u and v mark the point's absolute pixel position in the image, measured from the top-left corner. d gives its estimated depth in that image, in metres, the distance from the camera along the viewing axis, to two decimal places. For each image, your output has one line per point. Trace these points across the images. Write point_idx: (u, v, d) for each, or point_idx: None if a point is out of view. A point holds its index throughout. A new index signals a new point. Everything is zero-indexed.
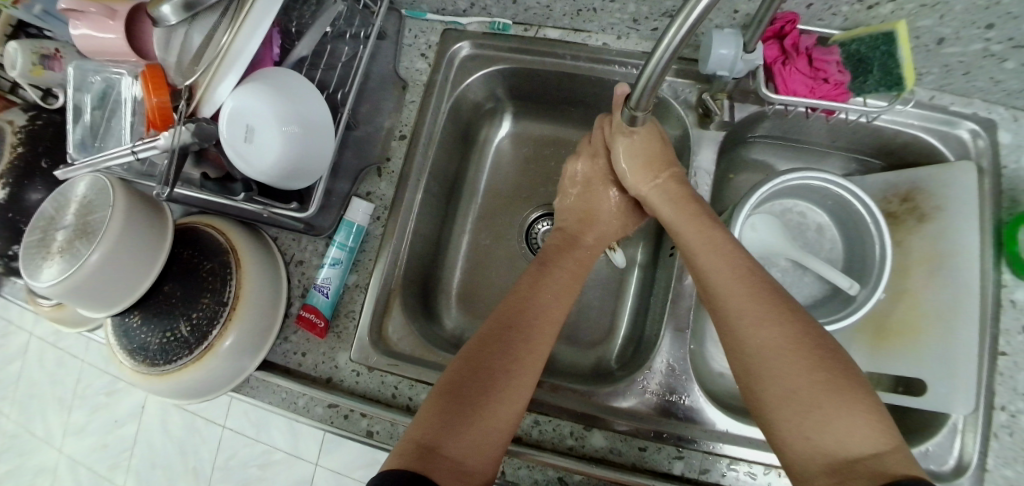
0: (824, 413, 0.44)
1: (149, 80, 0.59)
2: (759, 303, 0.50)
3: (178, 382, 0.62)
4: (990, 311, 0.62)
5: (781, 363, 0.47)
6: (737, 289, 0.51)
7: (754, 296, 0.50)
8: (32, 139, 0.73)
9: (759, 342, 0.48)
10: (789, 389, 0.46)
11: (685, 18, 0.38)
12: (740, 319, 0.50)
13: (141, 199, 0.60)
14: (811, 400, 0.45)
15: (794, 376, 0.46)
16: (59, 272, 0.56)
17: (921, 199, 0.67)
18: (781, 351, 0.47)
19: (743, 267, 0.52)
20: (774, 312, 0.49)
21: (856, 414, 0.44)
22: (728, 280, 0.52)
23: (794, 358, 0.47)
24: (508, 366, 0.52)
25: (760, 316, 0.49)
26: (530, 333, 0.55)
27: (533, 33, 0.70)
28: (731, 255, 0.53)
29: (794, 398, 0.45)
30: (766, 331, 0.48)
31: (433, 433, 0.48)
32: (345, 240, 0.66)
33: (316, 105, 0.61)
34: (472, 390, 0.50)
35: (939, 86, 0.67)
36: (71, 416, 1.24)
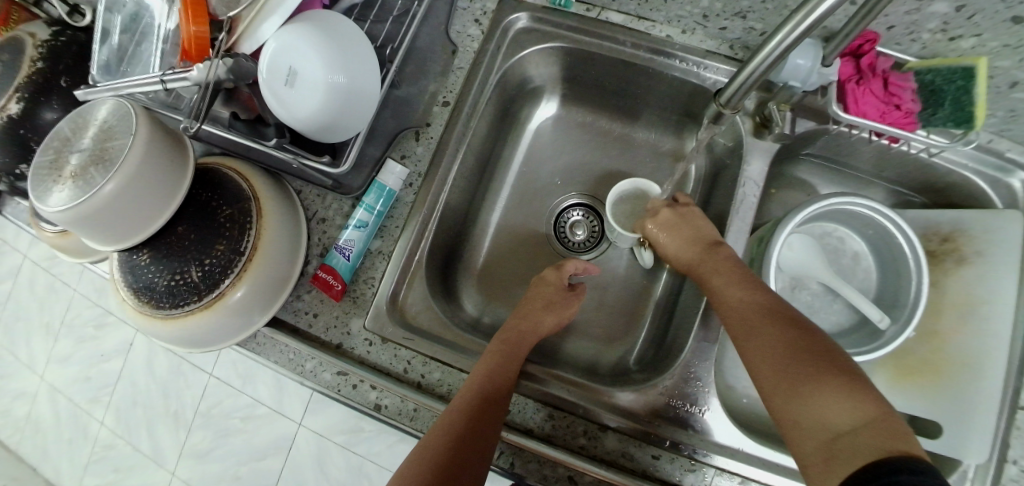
0: (809, 393, 0.45)
1: (189, 6, 0.55)
2: (745, 303, 0.53)
3: (182, 328, 0.59)
4: (1015, 364, 0.61)
5: (774, 359, 0.48)
6: (735, 300, 0.53)
7: (754, 306, 0.52)
8: (52, 56, 0.68)
9: (753, 339, 0.50)
10: (780, 379, 0.47)
11: (801, 19, 0.37)
12: (736, 325, 0.52)
13: (164, 132, 0.56)
14: (798, 385, 0.46)
15: (782, 365, 0.48)
16: (69, 198, 0.52)
17: (962, 241, 0.66)
18: (775, 345, 0.49)
19: (741, 281, 0.54)
20: (760, 313, 0.51)
21: (835, 390, 0.44)
22: (727, 294, 0.54)
23: (784, 350, 0.48)
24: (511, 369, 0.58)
25: (750, 317, 0.51)
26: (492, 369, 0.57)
27: (595, 14, 0.67)
28: (732, 271, 0.56)
29: (784, 386, 0.47)
30: (756, 331, 0.51)
31: (451, 424, 0.53)
32: (374, 202, 0.64)
33: (367, 58, 0.58)
34: (484, 385, 0.55)
35: (1001, 131, 0.64)
36: (55, 345, 1.21)
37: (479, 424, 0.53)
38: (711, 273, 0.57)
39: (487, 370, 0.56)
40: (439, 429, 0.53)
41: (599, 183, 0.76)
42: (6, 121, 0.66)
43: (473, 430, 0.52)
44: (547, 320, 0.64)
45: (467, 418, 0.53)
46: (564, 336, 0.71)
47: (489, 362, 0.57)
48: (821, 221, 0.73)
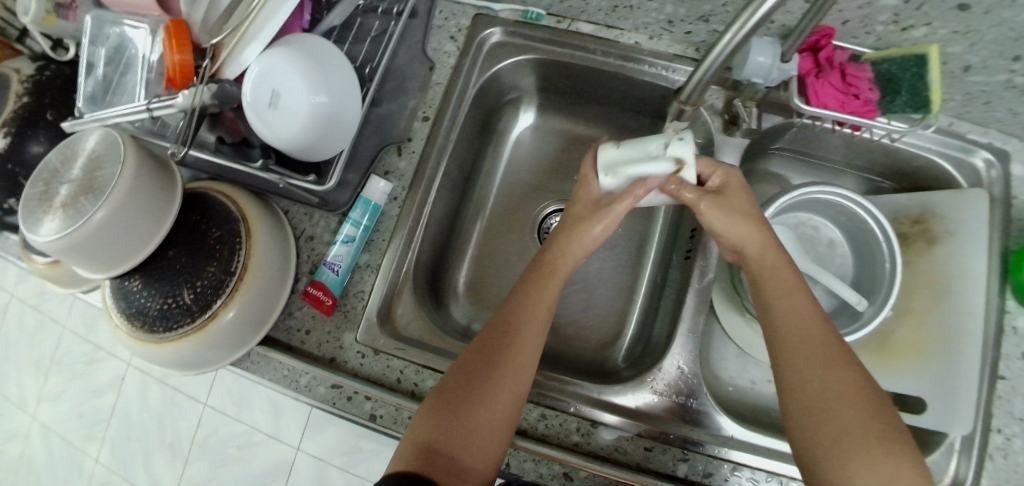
0: (872, 459, 0.45)
1: (172, 36, 0.57)
2: (820, 346, 0.51)
3: (176, 351, 0.60)
4: (990, 337, 0.63)
5: (838, 409, 0.48)
6: (806, 328, 0.52)
7: (823, 350, 0.51)
8: (38, 89, 0.70)
9: (818, 385, 0.49)
10: (841, 433, 0.47)
11: (743, 22, 0.39)
12: (800, 353, 0.51)
13: (151, 158, 0.58)
14: (860, 444, 0.46)
15: (847, 421, 0.47)
16: (60, 227, 0.53)
17: (932, 223, 0.68)
18: (842, 397, 0.48)
19: (809, 309, 0.53)
20: (834, 362, 0.50)
21: (895, 460, 0.45)
22: (793, 316, 0.53)
23: (852, 402, 0.48)
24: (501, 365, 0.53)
25: (822, 364, 0.50)
26: (512, 341, 0.54)
27: (566, 25, 0.69)
28: (800, 294, 0.54)
29: (847, 437, 0.47)
30: (825, 379, 0.49)
31: (428, 431, 0.51)
32: (360, 217, 0.65)
33: (346, 76, 0.59)
34: (466, 386, 0.52)
35: (960, 114, 0.67)
36: (46, 383, 1.20)
37: (458, 432, 0.50)
38: (772, 283, 0.54)
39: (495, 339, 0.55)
40: (418, 431, 0.51)
41: None
42: None
43: (450, 436, 0.50)
44: (547, 295, 0.57)
45: (443, 424, 0.50)
46: (555, 339, 0.73)
47: (474, 357, 0.54)
48: (797, 211, 0.75)
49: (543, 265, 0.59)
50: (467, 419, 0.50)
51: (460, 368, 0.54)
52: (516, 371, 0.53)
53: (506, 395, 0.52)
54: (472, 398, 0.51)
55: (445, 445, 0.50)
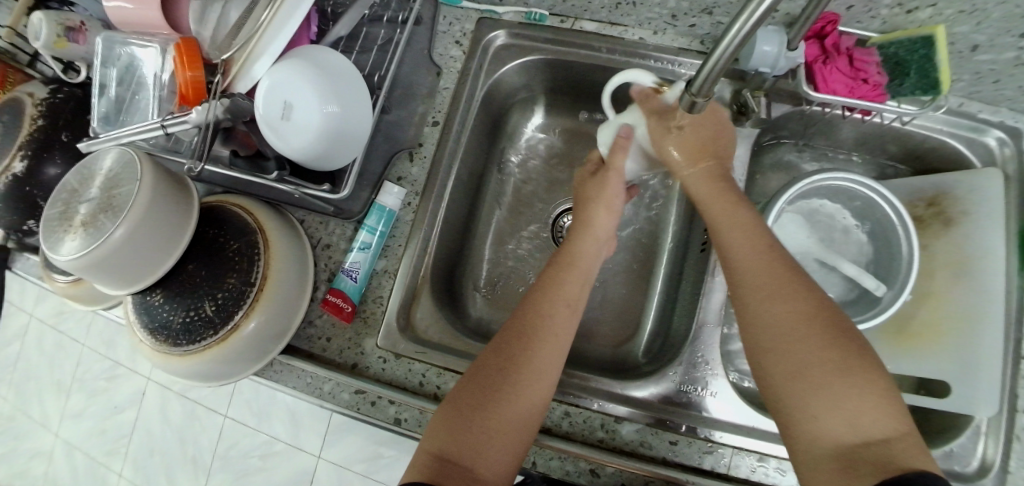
0: (835, 393, 0.46)
1: (183, 53, 0.58)
2: (774, 277, 0.51)
3: (200, 363, 0.60)
4: (1012, 315, 0.63)
5: (795, 341, 0.48)
6: (756, 268, 0.52)
7: (777, 280, 0.51)
8: (52, 113, 0.72)
9: (775, 317, 0.49)
10: (801, 367, 0.47)
11: (745, 22, 0.38)
12: (754, 295, 0.51)
13: (167, 174, 0.59)
14: (822, 377, 0.46)
15: (803, 353, 0.47)
16: (80, 246, 0.54)
17: (947, 204, 0.68)
18: (799, 328, 0.48)
19: (763, 246, 0.53)
20: (787, 290, 0.50)
21: (858, 393, 0.45)
22: (746, 257, 0.53)
23: (808, 339, 0.48)
24: (514, 379, 0.52)
25: (774, 293, 0.50)
26: (535, 348, 0.54)
27: (569, 25, 0.70)
28: (752, 232, 0.54)
29: (803, 376, 0.47)
30: (779, 310, 0.49)
31: (441, 441, 0.51)
32: (376, 224, 0.66)
33: (355, 85, 0.60)
34: (478, 397, 0.52)
35: (969, 94, 0.67)
36: (69, 401, 1.22)
37: (474, 442, 0.50)
38: (728, 224, 0.55)
39: (519, 347, 0.54)
40: (431, 442, 0.51)
41: None
42: (11, 179, 0.69)
43: (462, 444, 0.50)
44: (559, 317, 0.56)
45: (456, 437, 0.50)
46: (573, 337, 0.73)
47: (488, 368, 0.53)
48: (809, 198, 0.74)
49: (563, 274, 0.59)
50: (479, 422, 0.51)
51: (471, 379, 0.54)
52: (532, 384, 0.53)
53: (517, 415, 0.51)
54: (484, 406, 0.51)
55: (458, 456, 0.50)
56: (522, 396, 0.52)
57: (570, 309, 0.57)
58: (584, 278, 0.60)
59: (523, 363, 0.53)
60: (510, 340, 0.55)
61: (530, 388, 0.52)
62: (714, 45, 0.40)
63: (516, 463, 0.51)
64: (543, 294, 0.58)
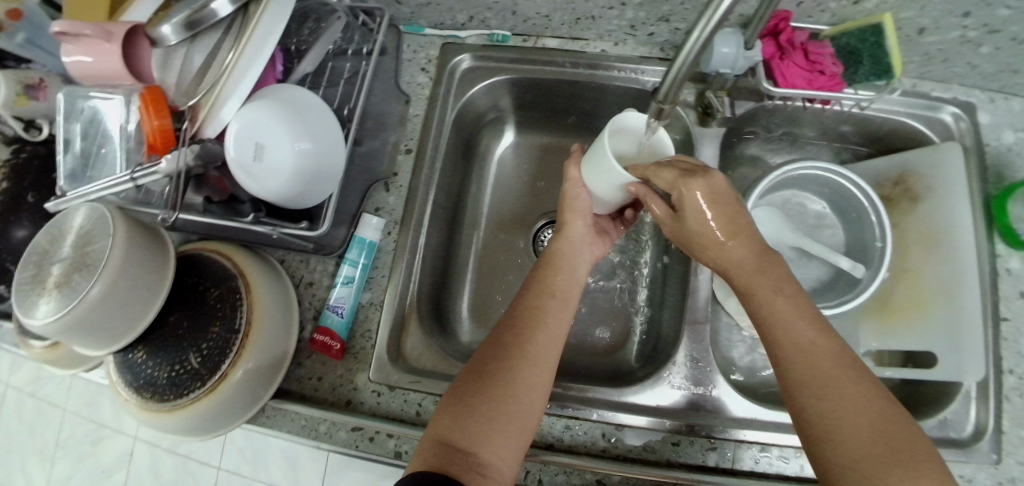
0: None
1: (150, 102, 0.57)
2: (832, 366, 0.49)
3: (189, 417, 0.59)
4: (988, 282, 0.65)
5: (859, 432, 0.46)
6: (813, 353, 0.50)
7: (833, 364, 0.49)
8: (17, 174, 0.72)
9: (834, 407, 0.47)
10: (867, 457, 0.45)
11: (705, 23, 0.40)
12: (806, 383, 0.49)
13: (140, 227, 0.58)
14: (888, 470, 0.44)
15: (869, 443, 0.46)
16: (56, 308, 0.53)
17: (912, 181, 0.70)
18: (861, 420, 0.47)
19: (812, 328, 0.51)
20: (844, 375, 0.49)
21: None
22: (793, 339, 0.51)
23: (867, 429, 0.46)
24: (514, 366, 0.53)
25: (832, 379, 0.48)
26: (535, 332, 0.55)
27: (532, 43, 0.71)
28: (801, 314, 0.51)
29: (860, 468, 0.45)
30: (839, 398, 0.48)
31: (445, 428, 0.50)
32: (357, 257, 0.65)
33: (325, 120, 0.60)
34: (479, 384, 0.52)
35: (921, 75, 0.70)
36: (53, 469, 1.17)
37: (479, 426, 0.50)
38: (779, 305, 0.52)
39: (518, 328, 0.55)
40: (435, 430, 0.50)
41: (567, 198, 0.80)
42: None
43: (466, 430, 0.49)
44: (553, 309, 0.57)
45: (460, 420, 0.50)
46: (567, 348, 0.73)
47: (490, 355, 0.54)
48: (780, 189, 0.76)
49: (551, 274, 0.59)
50: (483, 406, 0.50)
51: (472, 369, 0.54)
52: (533, 372, 0.53)
53: (522, 398, 0.52)
54: (487, 392, 0.51)
55: (462, 441, 0.49)
56: (523, 382, 0.52)
57: (561, 303, 0.57)
58: (572, 274, 0.60)
59: (524, 350, 0.53)
60: (508, 330, 0.55)
61: (531, 374, 0.53)
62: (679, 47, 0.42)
63: (523, 448, 0.51)
64: (535, 288, 0.58)
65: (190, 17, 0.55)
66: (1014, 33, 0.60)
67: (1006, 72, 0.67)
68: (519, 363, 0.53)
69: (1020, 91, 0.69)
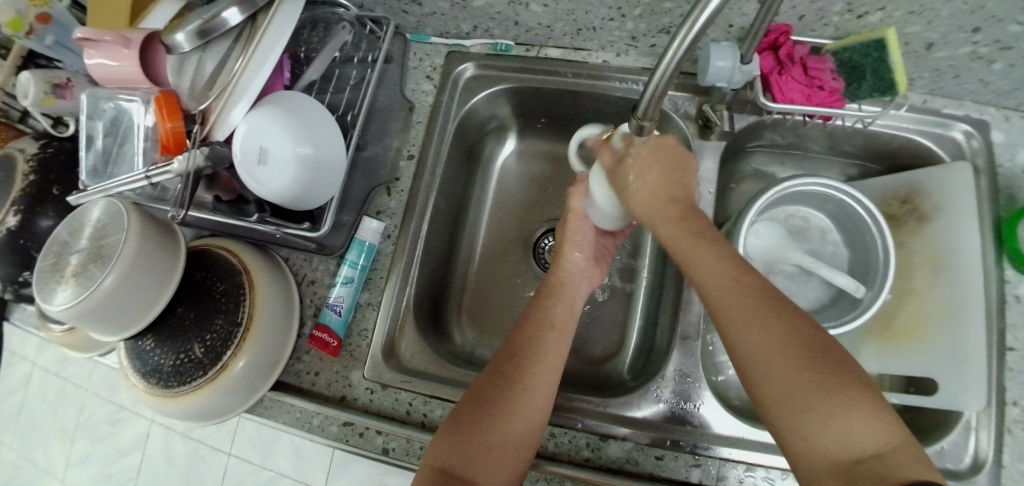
0: (823, 411, 0.44)
1: (163, 106, 0.60)
2: (745, 304, 0.49)
3: (191, 404, 0.62)
4: (994, 308, 0.63)
5: (775, 362, 0.47)
6: (726, 293, 0.51)
7: (746, 297, 0.50)
8: (43, 167, 0.76)
9: (751, 343, 0.48)
10: (783, 386, 0.46)
11: (683, 38, 0.41)
12: (733, 326, 0.49)
13: (153, 222, 0.61)
14: (805, 395, 0.45)
15: (784, 373, 0.46)
16: (72, 295, 0.56)
17: (920, 201, 0.68)
18: (778, 351, 0.47)
19: (730, 271, 0.51)
20: (759, 308, 0.49)
21: (847, 412, 0.44)
22: (718, 287, 0.51)
23: (784, 358, 0.47)
24: (507, 392, 0.54)
25: (746, 313, 0.49)
26: (534, 362, 0.56)
27: (535, 53, 0.72)
28: (724, 258, 0.52)
29: (792, 403, 0.45)
30: (755, 330, 0.48)
31: (445, 456, 0.51)
32: (356, 258, 0.67)
33: (328, 127, 0.63)
34: (473, 409, 0.53)
35: (931, 91, 0.68)
36: (74, 447, 1.23)
37: (473, 451, 0.51)
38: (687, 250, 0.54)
39: (516, 361, 0.56)
40: (435, 457, 0.51)
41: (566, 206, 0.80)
42: (5, 233, 0.74)
43: (463, 456, 0.51)
44: (551, 340, 0.58)
45: (460, 449, 0.51)
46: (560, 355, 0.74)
47: (488, 385, 0.55)
48: (783, 205, 0.75)
49: (550, 303, 0.61)
50: (480, 432, 0.52)
51: (468, 397, 0.55)
52: (526, 396, 0.54)
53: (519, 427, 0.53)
54: (481, 417, 0.53)
55: (460, 468, 0.50)
56: (516, 406, 0.53)
57: (560, 334, 0.59)
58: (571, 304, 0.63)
59: (517, 377, 0.55)
60: (502, 358, 0.57)
61: (525, 399, 0.54)
62: (658, 61, 0.43)
63: (518, 468, 0.52)
64: (533, 317, 0.60)
65: (199, 27, 0.58)
66: None
67: (1021, 91, 0.64)
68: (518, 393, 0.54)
69: None
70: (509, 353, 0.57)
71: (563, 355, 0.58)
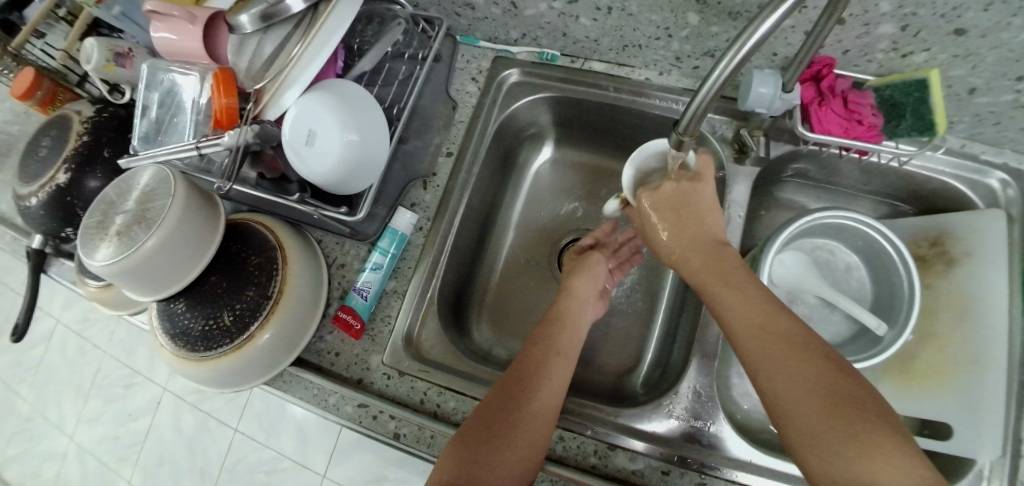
0: (854, 456, 0.44)
1: (220, 82, 0.63)
2: (778, 342, 0.50)
3: (215, 369, 0.64)
4: (1017, 358, 0.63)
5: (808, 402, 0.47)
6: (761, 332, 0.51)
7: (779, 336, 0.50)
8: (96, 131, 0.80)
9: (784, 381, 0.48)
10: (814, 428, 0.46)
11: (728, 61, 0.42)
12: (763, 360, 0.50)
13: (197, 191, 0.63)
14: (836, 439, 0.45)
15: (816, 414, 0.46)
16: (114, 253, 0.59)
17: (950, 244, 0.68)
18: (810, 392, 0.47)
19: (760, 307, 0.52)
20: (791, 347, 0.49)
21: (880, 459, 0.43)
22: (746, 321, 0.52)
23: (815, 400, 0.47)
24: (514, 417, 0.54)
25: (779, 350, 0.50)
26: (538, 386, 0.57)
27: (580, 65, 0.74)
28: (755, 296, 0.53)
29: (823, 440, 0.45)
30: (788, 368, 0.49)
31: (444, 473, 0.52)
32: (388, 246, 0.69)
33: (375, 117, 0.65)
34: (479, 433, 0.54)
35: (971, 136, 0.68)
36: (86, 406, 1.26)
37: (477, 472, 0.51)
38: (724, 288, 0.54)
39: (520, 383, 0.57)
40: (436, 474, 0.53)
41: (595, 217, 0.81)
42: (54, 189, 0.77)
43: (466, 479, 0.51)
44: (556, 367, 0.59)
45: (463, 465, 0.52)
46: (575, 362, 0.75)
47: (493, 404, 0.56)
48: (812, 236, 0.75)
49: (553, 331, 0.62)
50: (485, 448, 0.53)
51: (473, 420, 0.56)
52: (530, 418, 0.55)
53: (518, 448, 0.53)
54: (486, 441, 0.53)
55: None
56: (520, 431, 0.54)
57: (564, 360, 0.60)
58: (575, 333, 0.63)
59: (522, 404, 0.55)
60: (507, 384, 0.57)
61: (528, 423, 0.54)
62: (701, 83, 0.44)
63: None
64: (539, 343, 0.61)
65: (265, 11, 0.61)
66: None
67: None
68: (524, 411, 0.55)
69: None
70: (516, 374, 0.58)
71: (563, 381, 0.59)
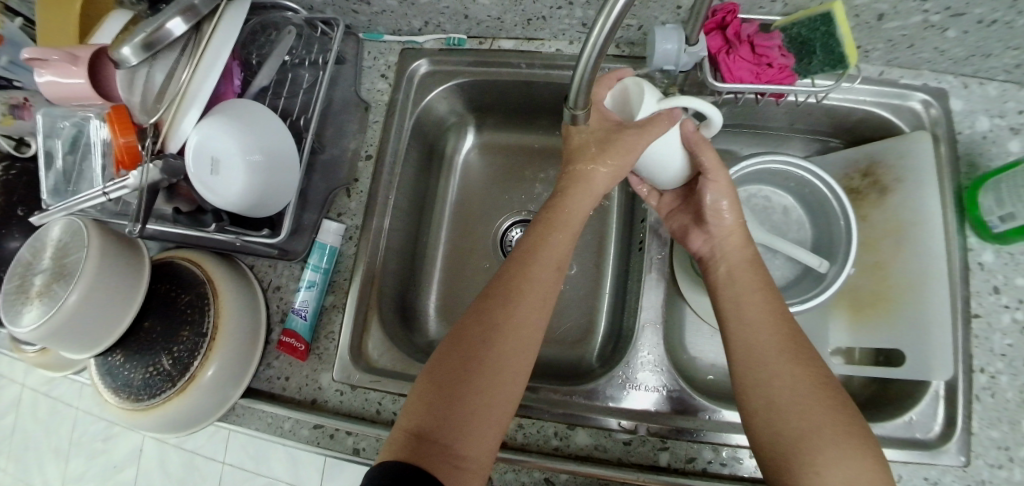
0: (836, 453, 0.45)
1: (115, 122, 0.60)
2: (778, 342, 0.50)
3: (163, 415, 0.62)
4: (958, 276, 0.63)
5: (807, 399, 0.47)
6: (764, 331, 0.51)
7: (782, 337, 0.51)
8: (5, 189, 0.77)
9: (786, 377, 0.49)
10: (808, 424, 0.46)
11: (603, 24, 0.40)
12: (766, 359, 0.50)
13: (116, 237, 0.61)
14: (826, 437, 0.45)
15: (812, 409, 0.47)
16: (38, 315, 0.56)
17: (881, 173, 0.68)
18: (809, 392, 0.47)
19: (771, 304, 0.53)
20: (794, 346, 0.50)
21: (859, 455, 0.44)
22: (757, 327, 0.52)
23: (815, 400, 0.47)
24: (506, 351, 0.50)
25: (786, 349, 0.50)
26: (514, 298, 0.52)
27: (488, 45, 0.72)
28: (760, 298, 0.53)
29: (812, 438, 0.46)
30: (790, 365, 0.49)
31: (418, 420, 0.48)
32: (319, 262, 0.68)
33: (279, 133, 0.63)
34: (456, 378, 0.49)
35: (887, 62, 0.67)
36: (68, 466, 1.24)
37: (457, 423, 0.47)
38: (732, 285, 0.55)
39: (514, 300, 0.51)
40: (408, 421, 0.48)
41: (532, 197, 0.80)
42: None
43: (450, 427, 0.47)
44: (534, 272, 0.53)
45: (441, 417, 0.47)
46: None
47: (470, 344, 0.50)
48: (745, 184, 0.75)
49: (550, 228, 0.55)
50: (467, 400, 0.48)
51: (445, 365, 0.50)
52: (510, 353, 0.50)
53: (499, 392, 0.49)
54: (464, 388, 0.48)
55: (439, 435, 0.46)
56: (507, 359, 0.50)
57: (549, 267, 0.54)
58: (572, 233, 0.56)
59: (503, 337, 0.50)
60: (482, 318, 0.51)
61: (507, 354, 0.50)
62: (580, 49, 0.42)
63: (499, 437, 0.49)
64: (510, 260, 0.54)
65: (147, 39, 0.56)
66: (978, 16, 0.58)
67: (977, 57, 0.64)
68: (512, 346, 0.50)
69: (994, 75, 0.66)
70: (499, 293, 0.52)
71: (548, 292, 0.54)
